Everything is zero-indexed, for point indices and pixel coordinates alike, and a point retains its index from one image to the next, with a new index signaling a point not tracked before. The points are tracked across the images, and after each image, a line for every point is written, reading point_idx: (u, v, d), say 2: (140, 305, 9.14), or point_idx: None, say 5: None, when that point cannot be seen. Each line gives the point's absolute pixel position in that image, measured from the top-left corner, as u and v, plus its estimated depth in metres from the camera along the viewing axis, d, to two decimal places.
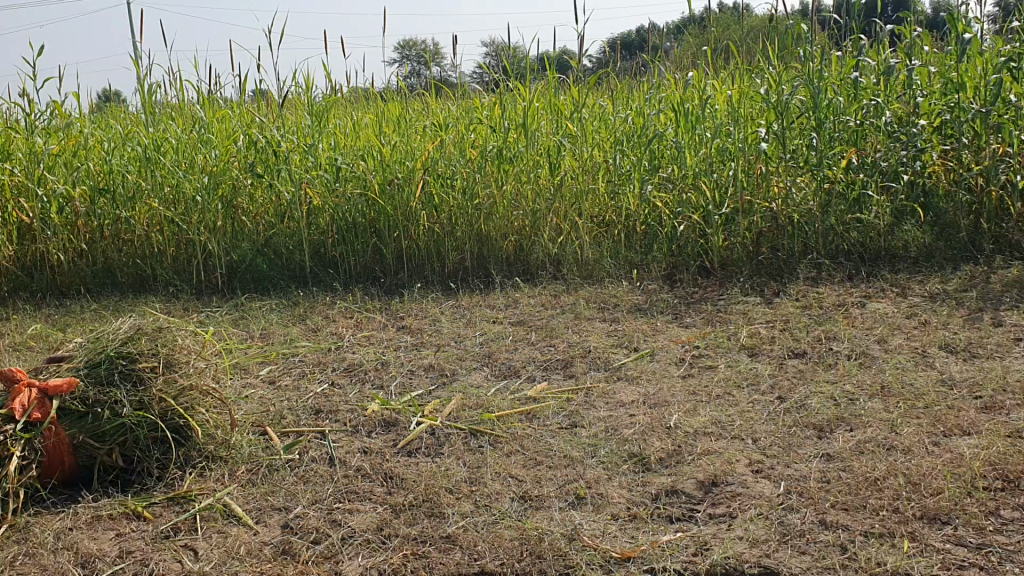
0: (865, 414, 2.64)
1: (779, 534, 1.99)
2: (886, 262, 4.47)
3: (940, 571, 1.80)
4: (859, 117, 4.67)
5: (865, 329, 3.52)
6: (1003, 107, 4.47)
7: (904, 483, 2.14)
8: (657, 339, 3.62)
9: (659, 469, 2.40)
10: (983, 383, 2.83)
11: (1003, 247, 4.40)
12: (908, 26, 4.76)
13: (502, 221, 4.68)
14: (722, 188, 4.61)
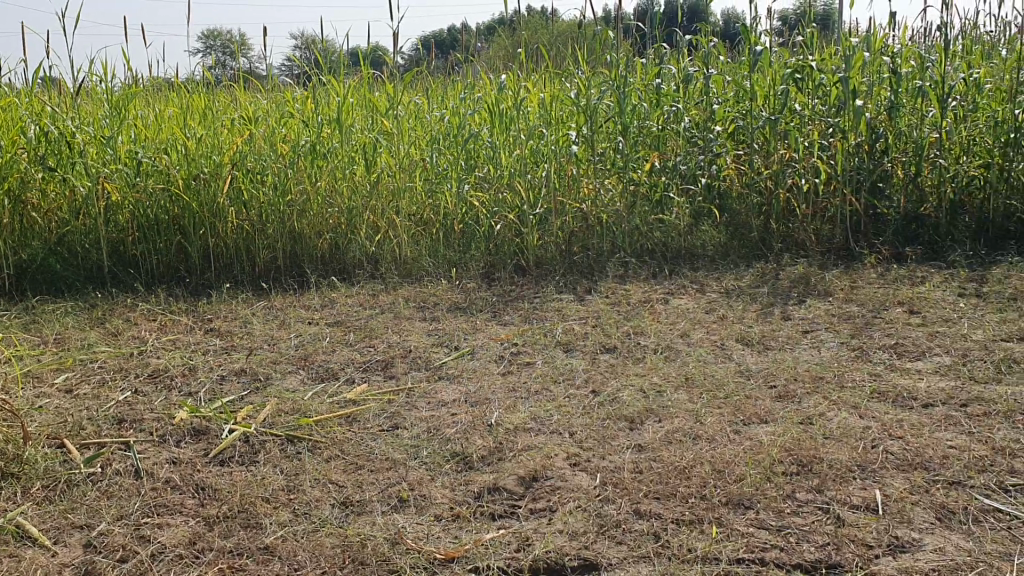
0: (672, 405, 2.76)
1: (597, 526, 2.05)
2: (686, 260, 4.65)
3: (745, 554, 1.89)
4: (661, 122, 4.90)
5: (671, 324, 3.69)
6: (789, 116, 4.81)
7: (709, 470, 2.25)
8: (475, 337, 3.65)
9: (481, 467, 2.42)
10: (777, 373, 3.03)
11: (790, 246, 4.73)
12: (705, 36, 5.03)
13: (316, 220, 4.57)
14: (535, 189, 4.71)
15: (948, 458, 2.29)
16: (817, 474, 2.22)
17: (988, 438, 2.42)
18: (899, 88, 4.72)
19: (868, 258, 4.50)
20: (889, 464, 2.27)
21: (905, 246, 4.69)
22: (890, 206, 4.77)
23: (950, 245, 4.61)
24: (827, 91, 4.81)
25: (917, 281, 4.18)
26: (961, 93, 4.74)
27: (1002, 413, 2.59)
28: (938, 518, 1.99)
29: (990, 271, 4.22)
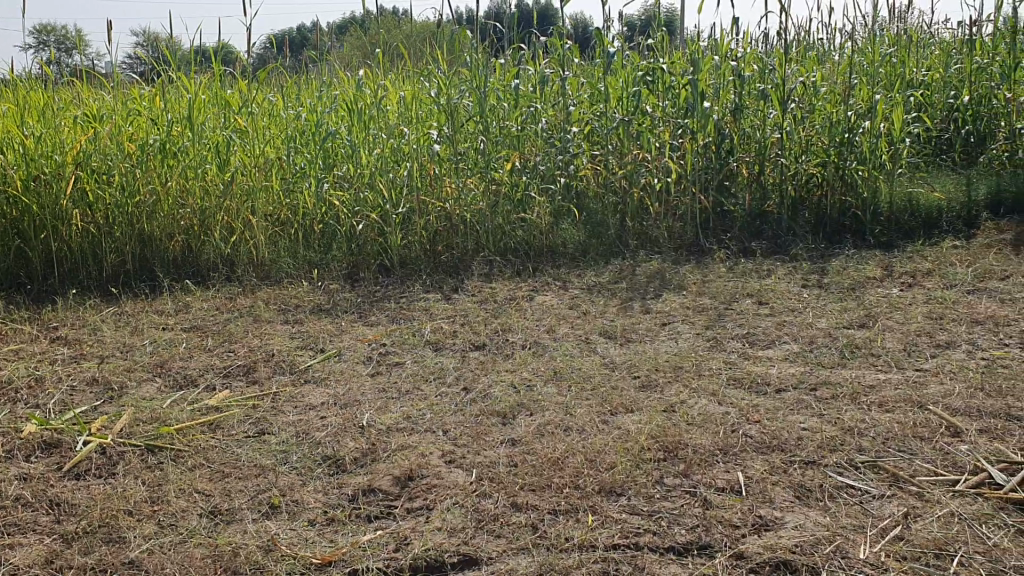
0: (543, 399, 2.80)
1: (474, 521, 2.05)
2: (548, 257, 4.72)
3: (620, 539, 1.94)
4: (520, 123, 5.00)
5: (537, 320, 3.74)
6: (642, 118, 4.99)
7: (582, 460, 2.30)
8: (342, 339, 3.60)
9: (354, 469, 2.39)
10: (640, 364, 3.11)
11: (645, 243, 4.87)
12: (562, 39, 5.18)
13: (167, 221, 4.40)
14: (397, 187, 4.68)
15: (802, 440, 2.42)
16: (684, 460, 2.30)
17: (837, 419, 2.56)
18: (743, 91, 4.99)
19: (718, 254, 4.69)
20: (749, 447, 2.38)
21: (752, 241, 4.88)
22: (736, 204, 4.99)
23: (792, 240, 4.84)
24: (677, 94, 5.00)
25: (765, 274, 4.38)
26: (798, 97, 5.07)
27: (848, 396, 2.76)
28: (797, 496, 2.10)
29: (830, 263, 4.47)
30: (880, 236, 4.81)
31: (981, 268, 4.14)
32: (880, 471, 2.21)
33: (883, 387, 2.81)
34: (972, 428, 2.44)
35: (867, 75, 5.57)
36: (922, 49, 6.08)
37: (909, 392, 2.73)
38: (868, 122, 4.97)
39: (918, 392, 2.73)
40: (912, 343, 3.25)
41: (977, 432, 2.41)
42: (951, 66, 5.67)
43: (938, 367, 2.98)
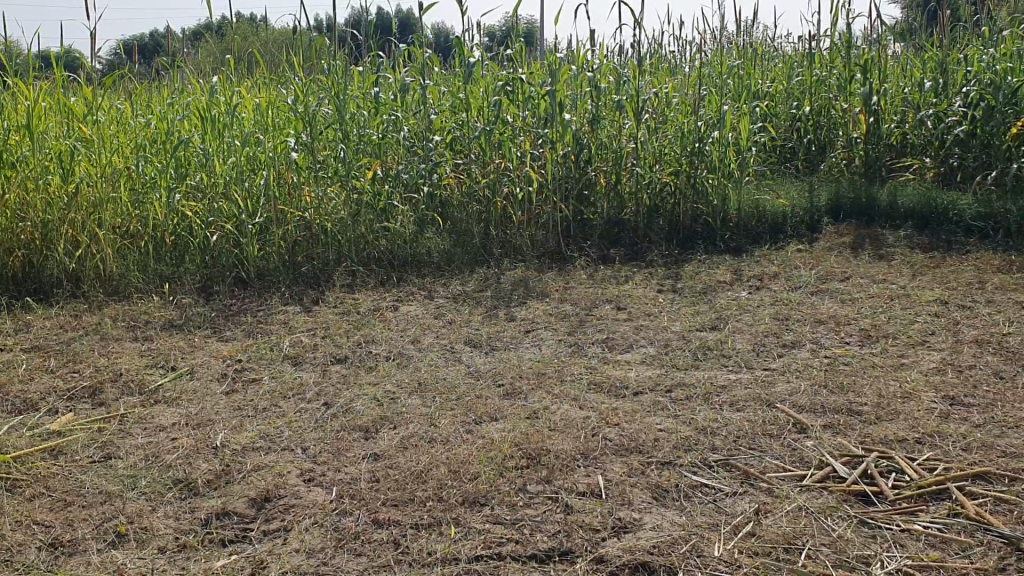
0: (406, 411, 2.75)
1: (334, 540, 2.00)
2: (412, 267, 4.68)
3: (483, 550, 1.92)
4: (381, 130, 4.95)
5: (399, 331, 3.70)
6: (503, 127, 5.03)
7: (445, 472, 2.26)
8: (195, 356, 3.46)
9: (207, 492, 2.30)
10: (503, 372, 3.11)
11: (509, 251, 4.90)
12: (421, 49, 5.17)
13: (5, 235, 4.15)
14: (254, 197, 4.56)
15: (659, 441, 2.46)
16: (545, 466, 2.30)
17: (692, 420, 2.63)
18: (600, 102, 5.09)
19: (579, 262, 4.77)
20: (608, 451, 2.40)
21: (611, 248, 4.98)
22: (594, 212, 5.11)
23: (648, 247, 4.96)
24: (536, 103, 5.06)
25: (623, 280, 4.48)
26: (652, 108, 5.22)
27: (702, 397, 2.83)
28: (655, 497, 2.14)
29: (684, 268, 4.61)
30: (730, 241, 5.00)
31: (823, 271, 4.36)
32: (733, 470, 2.28)
33: (734, 388, 2.91)
34: (817, 424, 2.55)
35: (717, 86, 5.80)
36: (767, 62, 6.36)
37: (759, 392, 2.84)
38: (718, 132, 5.16)
39: (767, 392, 2.83)
40: (760, 344, 3.38)
41: (821, 428, 2.52)
42: (794, 79, 5.96)
43: (785, 366, 3.11)
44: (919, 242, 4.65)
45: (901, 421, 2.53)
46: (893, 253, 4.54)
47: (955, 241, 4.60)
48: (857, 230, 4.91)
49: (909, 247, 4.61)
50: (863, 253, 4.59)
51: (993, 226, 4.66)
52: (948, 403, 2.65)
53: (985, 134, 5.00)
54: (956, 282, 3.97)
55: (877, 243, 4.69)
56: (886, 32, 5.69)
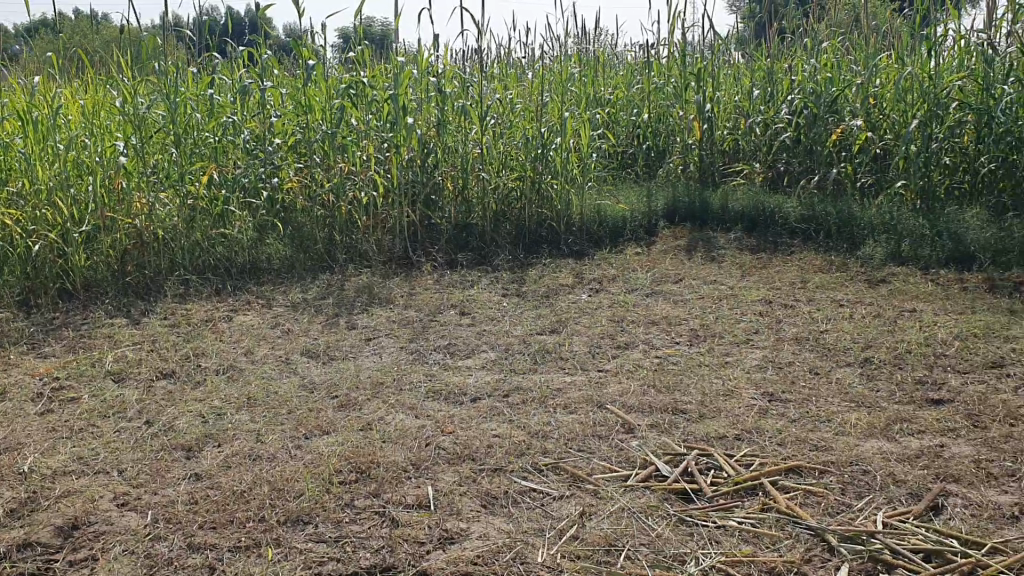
0: (233, 427, 2.65)
1: (145, 568, 1.90)
2: (251, 275, 4.53)
3: (302, 571, 1.86)
4: (219, 134, 4.79)
5: (233, 343, 3.57)
6: (346, 130, 4.94)
7: (268, 490, 2.18)
8: (8, 375, 3.23)
9: (10, 523, 2.14)
10: (338, 382, 3.02)
11: (354, 257, 4.81)
12: (258, 51, 5.02)
13: None
14: (80, 205, 4.30)
15: (491, 447, 2.45)
16: (374, 478, 2.25)
17: (525, 424, 2.64)
18: (444, 107, 5.07)
19: (424, 267, 4.74)
20: (440, 459, 2.37)
21: (457, 252, 4.96)
22: (442, 216, 5.03)
23: (493, 250, 4.97)
24: (379, 107, 4.98)
25: (468, 284, 4.47)
26: (496, 114, 5.28)
27: (537, 400, 2.85)
28: (483, 505, 2.13)
29: (528, 273, 4.64)
30: (573, 245, 5.07)
31: (659, 273, 4.48)
32: (561, 473, 2.30)
33: (568, 390, 2.94)
34: (644, 424, 2.61)
35: (560, 93, 5.90)
36: (608, 70, 6.50)
37: (592, 394, 2.87)
38: (560, 138, 5.22)
39: (599, 393, 2.88)
40: (596, 346, 3.43)
41: (647, 428, 2.58)
42: (634, 87, 6.11)
43: (618, 367, 3.17)
44: (749, 244, 4.85)
45: (723, 418, 2.62)
46: (725, 255, 4.71)
47: (782, 242, 4.82)
48: (692, 233, 5.08)
49: (739, 249, 4.80)
50: (697, 255, 4.76)
51: (816, 228, 4.88)
52: (767, 399, 2.77)
53: (809, 140, 5.25)
54: (781, 282, 4.16)
55: (710, 245, 4.87)
56: (719, 42, 5.91)
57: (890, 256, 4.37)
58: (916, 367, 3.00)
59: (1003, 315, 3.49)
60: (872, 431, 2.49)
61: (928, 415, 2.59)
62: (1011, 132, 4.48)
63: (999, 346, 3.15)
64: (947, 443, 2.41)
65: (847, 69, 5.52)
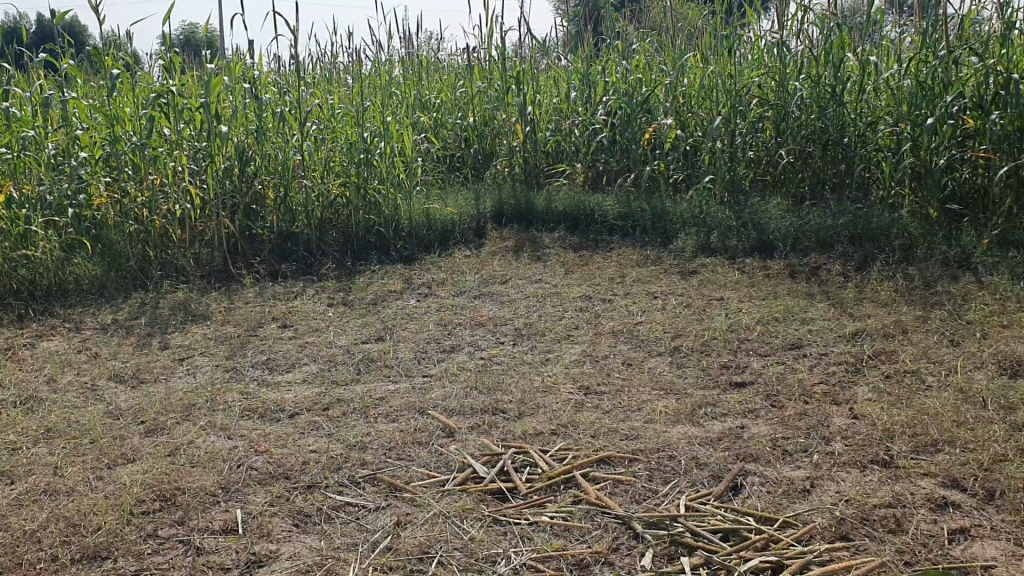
0: (27, 462, 2.48)
1: None
2: (57, 297, 4.27)
3: None
4: (16, 150, 4.46)
5: (33, 371, 3.36)
6: (158, 141, 4.70)
7: (62, 527, 2.05)
8: None
9: None
10: (147, 407, 2.88)
11: (170, 272, 4.61)
12: (55, 60, 4.72)
13: None
14: None
15: (307, 462, 2.40)
16: (180, 505, 2.16)
17: (344, 435, 2.59)
18: (262, 113, 4.88)
19: (246, 279, 4.59)
20: (251, 480, 2.30)
21: (281, 263, 4.84)
22: (263, 226, 4.86)
23: (318, 260, 4.86)
24: (192, 116, 4.76)
25: (292, 296, 4.36)
26: (317, 120, 5.11)
27: (358, 410, 2.80)
28: (295, 523, 2.08)
29: (354, 280, 4.58)
30: (402, 251, 5.03)
31: (485, 274, 4.51)
32: (378, 483, 2.28)
33: (391, 397, 2.91)
34: (464, 427, 2.61)
35: (383, 99, 5.85)
36: (431, 74, 6.48)
37: (414, 399, 2.86)
38: (384, 143, 5.14)
39: (420, 398, 2.86)
40: (421, 351, 3.42)
41: (466, 430, 2.59)
42: (457, 91, 6.15)
43: (442, 371, 3.17)
44: (572, 242, 4.96)
45: (540, 415, 2.67)
46: (549, 254, 4.80)
47: (602, 240, 4.96)
48: (518, 234, 5.15)
49: (563, 248, 4.91)
50: (523, 255, 4.82)
51: (633, 224, 5.04)
52: (584, 393, 2.83)
53: (624, 141, 5.44)
54: (601, 278, 4.27)
55: (535, 245, 4.95)
56: (535, 45, 6.00)
57: (702, 249, 4.58)
58: (722, 353, 3.14)
59: (801, 299, 3.71)
60: (679, 417, 2.59)
61: (731, 398, 2.73)
62: (806, 126, 4.75)
63: (797, 328, 3.35)
64: (748, 423, 2.54)
65: (657, 68, 5.72)
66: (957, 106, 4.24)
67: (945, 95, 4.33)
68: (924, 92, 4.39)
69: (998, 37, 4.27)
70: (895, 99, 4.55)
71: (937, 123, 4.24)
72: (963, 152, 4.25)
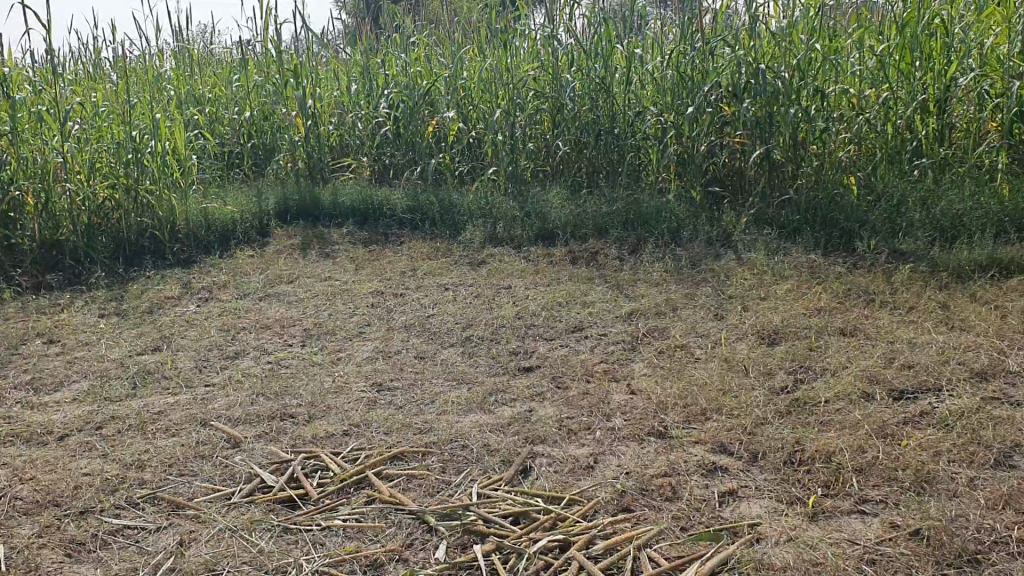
0: None
1: None
2: None
3: None
4: None
5: None
6: None
7: None
8: None
9: None
10: None
11: None
12: None
13: None
14: None
15: (79, 487, 2.25)
16: None
17: (121, 455, 2.44)
18: (15, 113, 4.48)
19: (5, 293, 4.22)
20: (15, 512, 2.13)
21: (46, 274, 4.47)
22: (23, 234, 4.46)
23: (86, 268, 4.54)
24: None
25: (60, 308, 4.07)
26: (78, 118, 4.75)
27: (135, 426, 2.65)
28: (68, 554, 1.95)
29: (129, 287, 4.32)
30: (180, 254, 4.77)
31: (271, 275, 4.38)
32: (159, 502, 2.17)
33: (172, 410, 2.77)
34: (252, 436, 2.53)
35: (153, 95, 5.53)
36: (203, 68, 6.19)
37: (198, 411, 2.74)
38: (155, 141, 4.84)
39: (204, 409, 2.75)
40: (204, 359, 3.28)
41: (254, 439, 2.51)
42: (233, 85, 5.92)
43: (227, 378, 3.05)
44: (361, 237, 4.92)
45: (331, 416, 2.63)
46: (338, 250, 4.73)
47: (391, 234, 4.94)
48: (304, 231, 5.04)
49: (352, 243, 4.85)
50: (310, 253, 4.72)
51: (421, 217, 5.06)
52: (376, 391, 2.82)
53: (408, 134, 5.45)
54: (390, 272, 4.25)
55: (323, 242, 4.87)
56: (313, 38, 5.88)
57: (489, 239, 4.66)
58: (510, 340, 3.22)
59: (583, 283, 3.85)
60: (470, 407, 2.63)
61: (519, 384, 2.80)
62: (581, 117, 4.94)
63: (579, 312, 3.48)
64: (535, 407, 2.62)
65: (437, 61, 5.75)
66: (715, 96, 4.53)
67: (704, 84, 4.64)
68: (685, 82, 4.68)
69: (746, 29, 4.60)
70: (660, 89, 4.82)
71: (697, 112, 4.54)
72: (722, 138, 4.55)
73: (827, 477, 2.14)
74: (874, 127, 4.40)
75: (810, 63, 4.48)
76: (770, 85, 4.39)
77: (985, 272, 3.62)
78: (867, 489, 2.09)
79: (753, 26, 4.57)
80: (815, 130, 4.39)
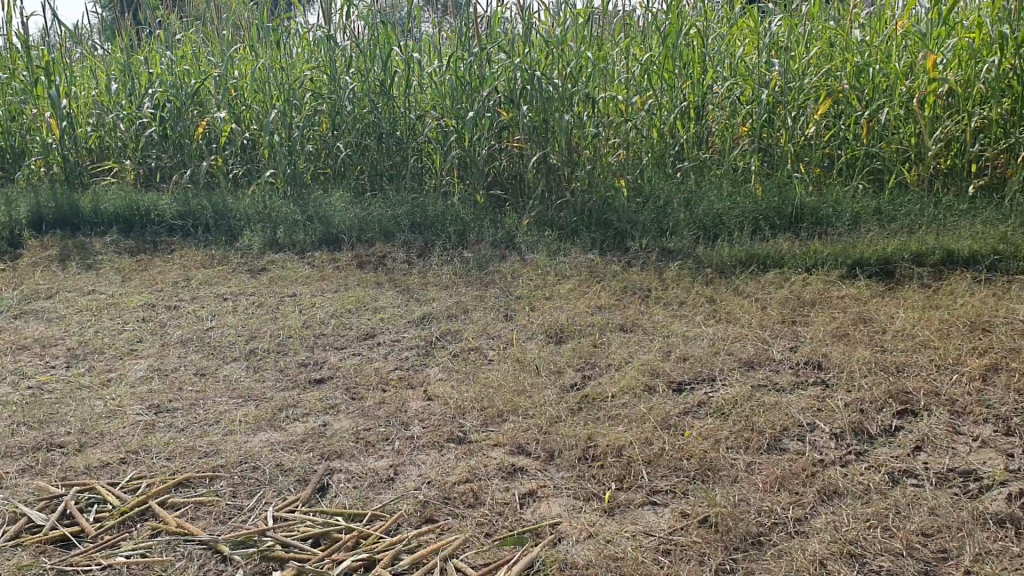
0: None
1: None
2: None
3: None
4: None
5: None
6: None
7: None
8: None
9: None
10: None
11: None
12: None
13: None
14: None
15: None
16: None
17: None
18: None
19: None
20: None
21: None
22: None
23: None
24: None
25: None
26: None
27: None
28: None
29: None
30: None
31: (25, 290, 4.01)
32: None
33: None
34: (14, 471, 2.30)
35: None
36: None
37: None
38: None
39: None
40: None
41: (16, 475, 2.29)
42: None
43: None
44: (126, 246, 4.60)
45: (105, 444, 2.44)
46: (101, 261, 4.41)
47: (161, 241, 4.66)
48: (61, 240, 4.65)
49: (117, 253, 4.53)
50: (69, 264, 4.37)
51: (193, 222, 4.80)
52: (154, 413, 2.65)
53: (175, 135, 5.15)
54: (162, 284, 4.01)
55: (83, 253, 4.52)
56: (64, 32, 5.45)
57: (269, 245, 4.50)
58: (298, 351, 3.12)
59: (370, 289, 3.80)
60: (259, 424, 2.52)
61: (310, 397, 2.71)
62: (359, 120, 4.87)
63: (369, 318, 3.43)
64: (329, 421, 2.55)
65: (204, 60, 5.48)
66: (492, 101, 4.61)
67: (482, 89, 4.71)
68: (463, 86, 4.73)
69: (521, 36, 4.69)
70: (439, 94, 4.86)
71: (476, 117, 4.60)
72: (501, 142, 4.64)
73: (620, 471, 2.22)
74: (640, 132, 4.63)
75: (581, 70, 4.64)
76: (545, 91, 4.51)
77: (746, 267, 3.89)
78: (657, 480, 2.18)
79: (528, 32, 4.68)
80: (588, 135, 4.56)
